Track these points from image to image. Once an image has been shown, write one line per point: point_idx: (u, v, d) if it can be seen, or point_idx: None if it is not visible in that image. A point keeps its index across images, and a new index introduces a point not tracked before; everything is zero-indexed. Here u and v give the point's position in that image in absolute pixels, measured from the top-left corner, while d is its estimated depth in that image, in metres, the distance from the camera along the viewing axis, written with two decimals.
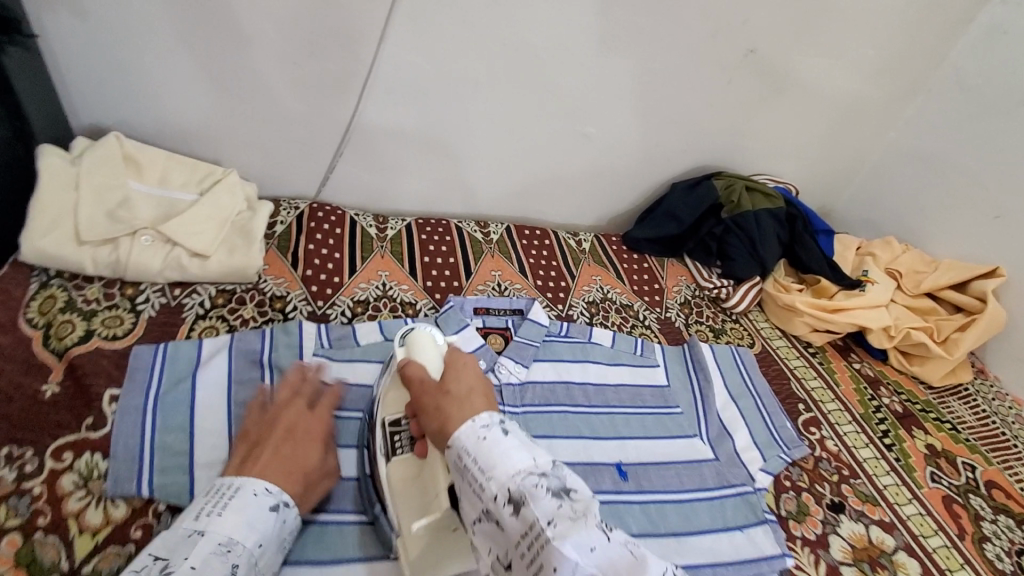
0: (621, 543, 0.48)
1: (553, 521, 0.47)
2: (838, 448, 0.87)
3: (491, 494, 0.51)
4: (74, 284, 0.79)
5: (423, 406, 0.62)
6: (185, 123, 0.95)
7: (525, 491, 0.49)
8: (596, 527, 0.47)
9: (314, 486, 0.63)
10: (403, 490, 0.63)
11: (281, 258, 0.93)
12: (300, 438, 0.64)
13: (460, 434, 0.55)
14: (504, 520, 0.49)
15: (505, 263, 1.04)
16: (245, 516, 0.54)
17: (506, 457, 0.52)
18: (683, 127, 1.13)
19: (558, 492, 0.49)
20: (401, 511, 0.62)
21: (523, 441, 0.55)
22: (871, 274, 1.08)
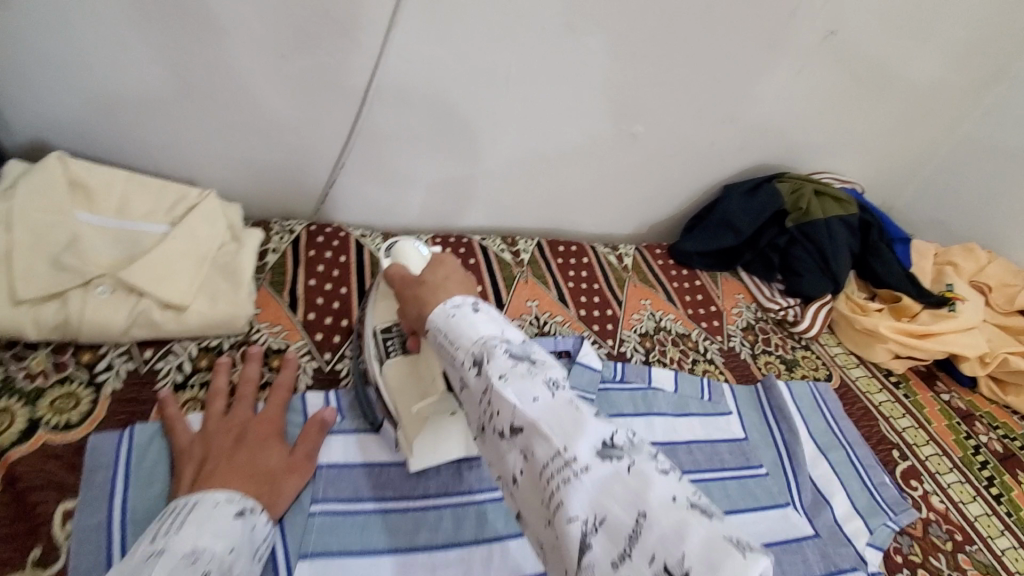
0: (568, 400, 0.44)
1: (505, 379, 0.45)
2: (945, 506, 0.74)
3: (460, 360, 0.49)
4: (12, 354, 0.61)
5: (404, 297, 0.62)
6: (148, 135, 0.77)
7: (485, 349, 0.48)
8: (544, 383, 0.45)
9: (284, 486, 0.57)
10: (399, 384, 0.64)
11: (276, 300, 0.76)
12: (253, 440, 0.58)
13: (433, 315, 0.54)
14: (468, 382, 0.48)
15: (541, 290, 0.89)
16: (209, 526, 0.48)
17: (472, 327, 0.50)
18: (740, 122, 0.98)
19: (518, 357, 0.47)
20: (400, 400, 0.63)
21: (497, 319, 0.53)
22: (958, 288, 0.95)
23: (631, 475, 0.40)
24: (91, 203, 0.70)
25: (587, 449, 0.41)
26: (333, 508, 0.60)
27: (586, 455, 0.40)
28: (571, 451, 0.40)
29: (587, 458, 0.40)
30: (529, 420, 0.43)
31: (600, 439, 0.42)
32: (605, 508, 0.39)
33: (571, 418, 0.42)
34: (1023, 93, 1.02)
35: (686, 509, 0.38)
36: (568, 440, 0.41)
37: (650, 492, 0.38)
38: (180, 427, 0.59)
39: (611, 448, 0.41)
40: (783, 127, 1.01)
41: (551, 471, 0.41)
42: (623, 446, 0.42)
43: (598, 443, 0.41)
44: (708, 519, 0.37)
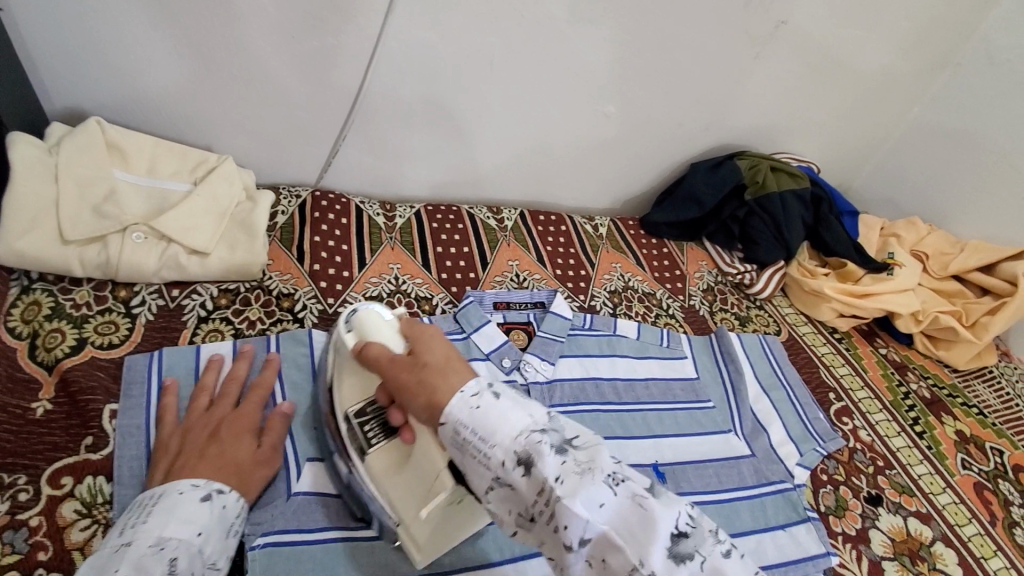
0: (630, 495, 0.43)
1: (562, 479, 0.43)
2: (871, 439, 0.85)
3: (498, 462, 0.45)
4: (60, 288, 0.72)
5: (397, 382, 0.53)
6: (172, 106, 0.87)
7: (531, 448, 0.45)
8: (605, 481, 0.43)
9: (252, 477, 0.57)
10: (391, 480, 0.58)
11: (285, 253, 0.86)
12: (223, 436, 0.59)
13: (450, 408, 0.48)
14: (514, 484, 0.45)
15: (522, 252, 0.99)
16: (175, 512, 0.50)
17: (502, 420, 0.46)
18: (703, 104, 1.08)
19: (564, 450, 0.45)
20: (400, 501, 0.57)
21: (518, 398, 0.49)
22: (898, 256, 1.06)
23: (700, 569, 0.41)
24: (125, 163, 0.80)
25: (661, 557, 0.41)
26: None
27: (660, 562, 0.41)
28: (646, 563, 0.41)
29: (661, 564, 0.41)
30: (600, 531, 0.42)
31: (667, 532, 0.42)
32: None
33: (639, 520, 0.42)
34: (962, 83, 1.12)
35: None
36: (643, 549, 0.41)
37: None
38: (167, 417, 0.61)
39: (678, 541, 0.42)
40: (744, 110, 1.11)
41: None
42: (687, 533, 0.43)
43: (668, 542, 0.42)
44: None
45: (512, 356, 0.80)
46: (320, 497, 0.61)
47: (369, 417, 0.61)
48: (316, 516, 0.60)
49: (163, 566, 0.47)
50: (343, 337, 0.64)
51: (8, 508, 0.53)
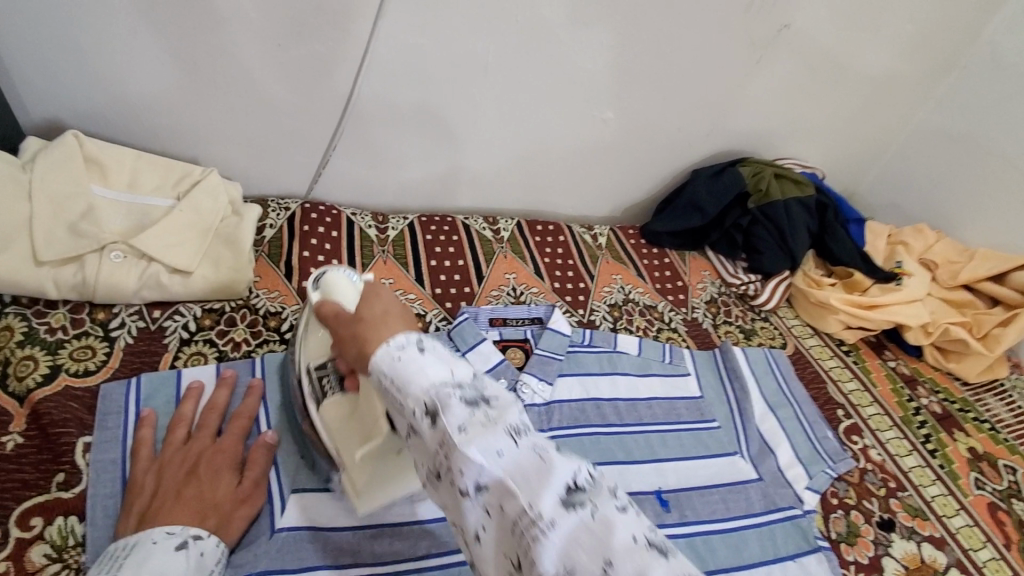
0: (530, 446, 0.39)
1: (463, 431, 0.39)
2: (882, 458, 0.82)
3: (408, 409, 0.42)
4: (34, 311, 0.68)
5: (339, 333, 0.52)
6: (154, 118, 0.83)
7: (437, 397, 0.41)
8: (504, 430, 0.40)
9: (233, 517, 0.55)
10: (339, 430, 0.59)
11: (272, 269, 0.83)
12: (202, 475, 0.56)
13: (374, 357, 0.45)
14: (421, 430, 0.42)
15: (518, 264, 0.96)
16: (148, 565, 0.47)
17: (416, 368, 0.43)
18: (704, 110, 1.05)
19: (472, 397, 0.42)
20: (343, 449, 0.58)
21: (443, 351, 0.46)
22: (906, 265, 1.03)
23: (597, 522, 0.36)
24: (104, 178, 0.77)
25: (554, 504, 0.36)
26: None
27: (552, 508, 0.36)
28: (536, 506, 0.36)
29: (553, 511, 0.36)
30: (494, 477, 0.38)
31: (564, 485, 0.38)
32: (574, 559, 0.35)
33: (535, 469, 0.38)
34: (971, 85, 1.09)
35: (648, 552, 0.35)
36: (533, 494, 0.37)
37: (614, 538, 0.35)
38: (142, 451, 0.58)
39: (575, 493, 0.37)
40: (746, 115, 1.08)
41: (517, 529, 0.37)
42: (586, 488, 0.38)
43: (562, 493, 0.37)
44: (667, 559, 0.35)
45: (509, 376, 0.77)
46: (305, 534, 0.58)
47: (329, 374, 0.61)
48: (302, 554, 0.57)
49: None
50: (310, 295, 0.64)
51: None
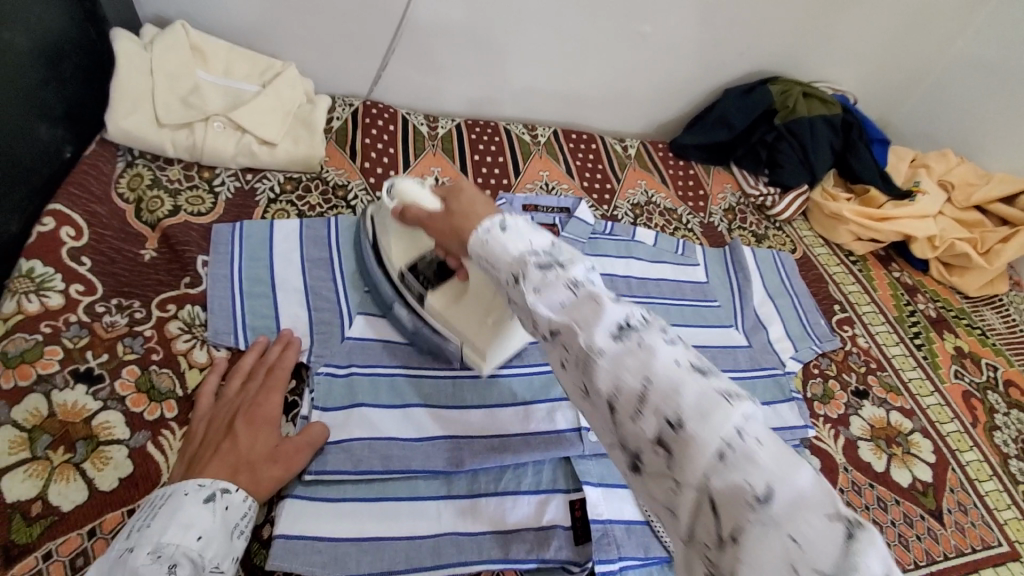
0: (589, 293, 0.45)
1: (536, 291, 0.46)
2: (868, 345, 0.91)
3: (500, 278, 0.49)
4: (157, 165, 0.85)
5: (437, 232, 0.60)
6: (244, 17, 0.97)
7: (518, 264, 0.48)
8: (566, 286, 0.45)
9: (262, 472, 0.57)
10: (451, 311, 0.70)
11: (340, 151, 0.97)
12: (243, 428, 0.59)
13: (472, 242, 0.52)
14: (512, 295, 0.49)
15: (552, 163, 1.07)
16: (176, 517, 0.51)
17: (498, 242, 0.50)
18: (738, 27, 1.10)
19: (548, 265, 0.47)
20: (462, 327, 0.69)
21: (525, 228, 0.51)
22: (924, 184, 1.07)
23: (643, 350, 0.41)
24: (205, 63, 0.91)
25: (604, 337, 0.42)
26: None
27: (602, 340, 0.42)
28: (588, 341, 0.42)
29: (603, 342, 0.42)
30: (559, 324, 0.44)
31: (616, 323, 0.43)
32: (623, 380, 0.41)
33: (590, 310, 0.43)
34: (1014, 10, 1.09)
35: (688, 372, 0.40)
36: (589, 331, 0.43)
37: (660, 363, 0.40)
38: (210, 380, 0.65)
39: (627, 329, 0.43)
40: (780, 32, 1.12)
41: (578, 361, 0.43)
42: (638, 326, 0.43)
43: (613, 328, 0.43)
44: (707, 379, 0.40)
45: None
46: (368, 343, 0.72)
47: (421, 269, 0.72)
48: (364, 356, 0.71)
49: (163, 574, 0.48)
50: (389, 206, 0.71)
51: (129, 322, 0.68)
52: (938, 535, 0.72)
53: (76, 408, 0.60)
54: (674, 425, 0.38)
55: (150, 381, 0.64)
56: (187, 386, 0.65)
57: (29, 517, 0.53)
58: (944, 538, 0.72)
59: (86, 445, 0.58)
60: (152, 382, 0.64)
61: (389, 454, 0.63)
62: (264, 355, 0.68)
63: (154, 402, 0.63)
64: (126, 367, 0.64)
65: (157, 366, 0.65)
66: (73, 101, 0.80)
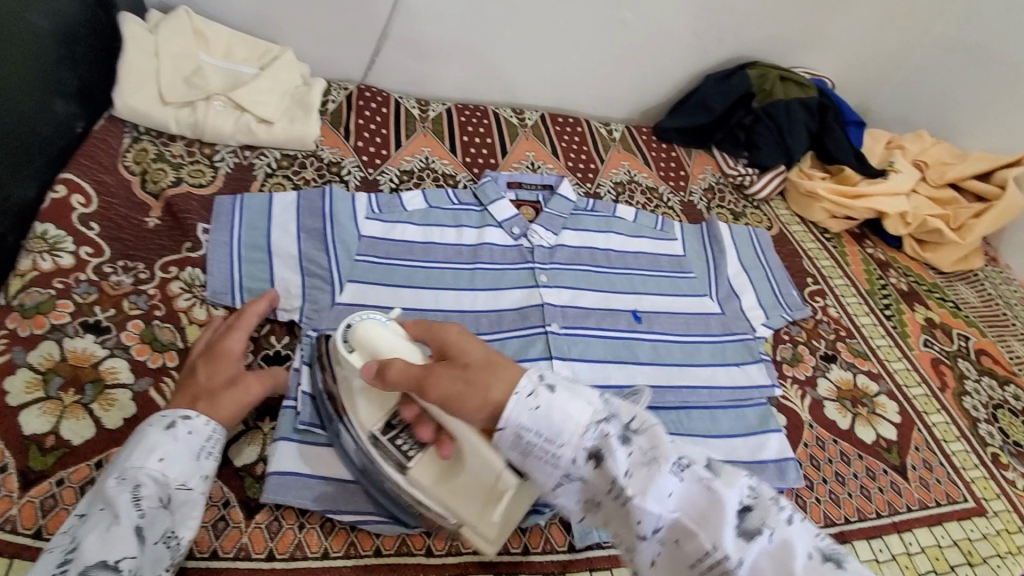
0: (697, 478, 0.44)
1: (629, 474, 0.44)
2: (839, 314, 0.94)
3: (568, 459, 0.45)
4: (161, 141, 0.90)
5: (439, 398, 0.49)
6: (244, 5, 1.01)
7: (600, 443, 0.45)
8: (670, 470, 0.44)
9: (220, 397, 0.61)
10: (446, 491, 0.56)
11: (334, 132, 1.01)
12: (204, 367, 0.64)
13: (507, 414, 0.47)
14: (586, 476, 0.46)
15: (538, 145, 1.11)
16: (139, 446, 0.54)
17: (566, 415, 0.46)
18: (718, 14, 1.14)
19: (626, 438, 0.45)
20: (462, 509, 0.55)
21: (573, 387, 0.48)
22: (898, 163, 1.11)
23: (776, 546, 0.42)
24: (207, 46, 0.96)
25: (733, 540, 0.42)
26: (373, 258, 0.83)
27: (730, 544, 0.42)
28: (718, 545, 0.42)
29: (734, 547, 0.42)
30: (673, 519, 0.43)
31: (736, 512, 0.43)
32: None
33: (705, 500, 0.43)
34: None
35: (823, 565, 0.41)
36: (712, 531, 0.42)
37: (798, 560, 0.41)
38: (211, 322, 0.71)
39: (747, 518, 0.43)
40: (760, 19, 1.17)
41: (703, 565, 0.42)
42: (753, 508, 0.43)
43: (736, 521, 0.42)
44: (845, 569, 0.41)
45: (520, 226, 0.91)
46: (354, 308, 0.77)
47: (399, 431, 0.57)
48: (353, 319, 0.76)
49: (129, 492, 0.51)
50: (351, 360, 0.58)
51: (134, 281, 0.73)
52: (901, 489, 0.74)
53: (85, 353, 0.65)
54: None
55: (153, 333, 0.69)
56: (187, 339, 0.70)
57: (43, 448, 0.58)
58: (908, 491, 0.74)
59: (94, 389, 0.63)
60: (155, 334, 0.69)
61: None
62: (244, 306, 0.72)
63: (156, 351, 0.68)
64: (131, 321, 0.69)
65: (159, 321, 0.70)
66: (84, 80, 0.85)
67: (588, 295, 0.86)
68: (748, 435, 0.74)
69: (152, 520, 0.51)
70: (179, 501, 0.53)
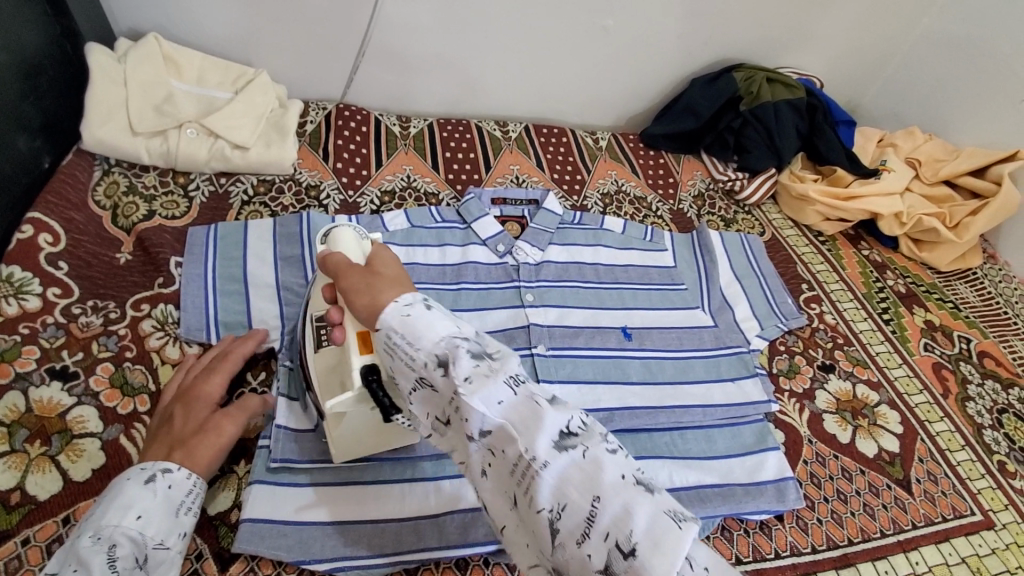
0: (530, 394, 0.45)
1: (468, 380, 0.44)
2: (836, 321, 0.92)
3: (419, 362, 0.46)
4: (132, 172, 0.87)
5: (345, 284, 0.56)
6: (218, 29, 0.99)
7: (448, 350, 0.46)
8: (506, 381, 0.45)
9: (195, 447, 0.58)
10: (325, 378, 0.62)
11: (313, 153, 0.99)
12: (177, 411, 0.61)
13: (384, 316, 0.49)
14: (434, 383, 0.46)
15: (522, 158, 1.09)
16: (116, 501, 0.52)
17: (426, 324, 0.47)
18: (701, 18, 1.12)
19: (478, 353, 0.46)
20: (324, 396, 0.61)
21: (448, 312, 0.50)
22: (890, 162, 1.09)
23: (588, 461, 0.42)
24: (179, 73, 0.94)
25: (546, 446, 0.42)
26: None
27: (544, 451, 0.42)
28: (531, 450, 0.42)
29: (547, 454, 0.42)
30: (496, 423, 0.43)
31: (558, 430, 0.43)
32: (567, 497, 0.41)
33: (531, 413, 0.43)
34: None
35: (632, 486, 0.41)
36: (530, 438, 0.42)
37: (606, 478, 0.41)
38: (184, 362, 0.68)
39: (568, 437, 0.43)
40: (744, 21, 1.14)
41: (518, 470, 0.43)
42: (577, 433, 0.44)
43: (556, 436, 0.43)
44: (652, 495, 0.41)
45: (506, 243, 0.89)
46: None
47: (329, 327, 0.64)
48: None
49: (103, 553, 0.49)
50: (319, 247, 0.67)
51: (103, 322, 0.70)
52: (906, 505, 0.71)
53: (51, 403, 0.63)
54: (624, 549, 0.38)
55: (123, 377, 0.67)
56: (159, 381, 0.68)
57: (8, 506, 0.56)
58: (912, 507, 0.71)
59: (61, 439, 0.61)
60: (126, 378, 0.67)
61: None
62: (228, 345, 0.70)
63: (127, 396, 0.65)
64: (100, 365, 0.67)
65: (130, 363, 0.68)
66: (50, 114, 0.83)
67: (576, 313, 0.83)
68: (745, 455, 0.72)
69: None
70: (156, 560, 0.51)
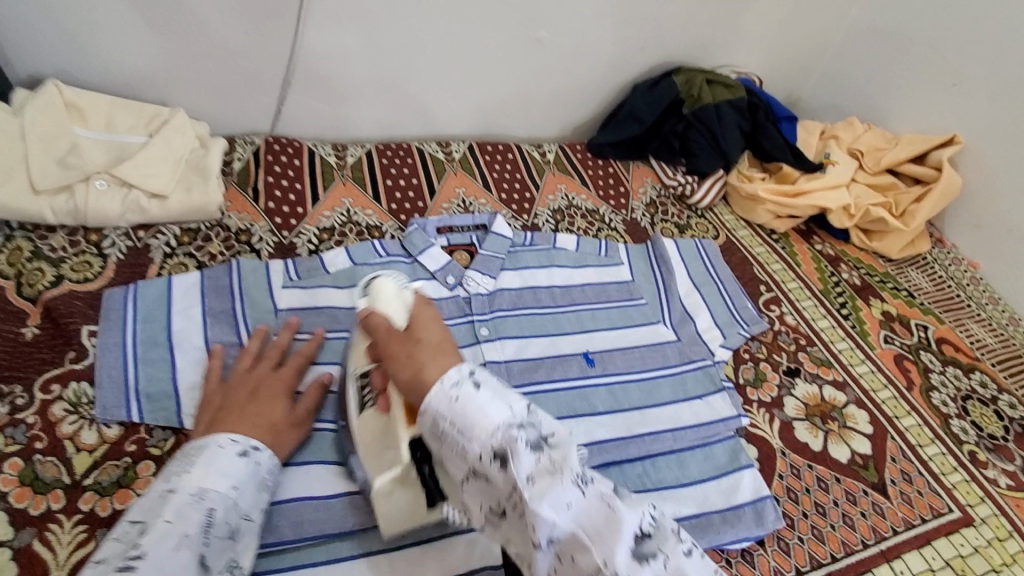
0: (598, 494, 0.45)
1: (532, 479, 0.45)
2: (796, 321, 0.91)
3: (474, 455, 0.47)
4: (38, 235, 0.80)
5: (388, 354, 0.55)
6: (127, 71, 0.92)
7: (506, 443, 0.46)
8: (572, 482, 0.45)
9: (286, 436, 0.62)
10: (371, 449, 0.58)
11: (242, 195, 0.92)
12: (261, 396, 0.63)
13: (430, 398, 0.50)
14: (491, 476, 0.47)
15: (468, 180, 1.05)
16: (216, 466, 0.53)
17: (479, 412, 0.48)
18: (636, 24, 1.11)
19: (537, 445, 0.47)
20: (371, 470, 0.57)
21: (498, 389, 0.50)
22: (833, 156, 1.10)
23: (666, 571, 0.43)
24: (84, 120, 0.86)
25: (625, 556, 0.43)
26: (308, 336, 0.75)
27: (624, 561, 0.43)
28: (611, 562, 0.43)
29: (626, 564, 0.43)
30: (567, 529, 0.44)
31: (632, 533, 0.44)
32: None
33: (604, 520, 0.44)
34: None
35: None
36: (607, 548, 0.43)
37: None
38: (214, 374, 0.66)
39: (642, 541, 0.44)
40: (678, 24, 1.13)
41: None
42: (651, 535, 0.45)
43: (631, 542, 0.44)
44: None
45: (455, 273, 0.84)
46: None
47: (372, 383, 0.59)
48: None
49: (202, 515, 0.49)
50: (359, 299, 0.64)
51: (9, 410, 0.63)
52: (884, 510, 0.70)
53: None
54: None
55: (34, 472, 0.59)
56: (75, 472, 0.61)
57: None
58: (890, 511, 0.70)
59: None
60: (37, 473, 0.60)
61: (300, 519, 0.61)
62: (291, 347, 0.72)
63: (40, 494, 0.58)
64: (7, 461, 0.59)
65: (41, 454, 0.61)
66: None
67: (533, 344, 0.79)
68: (720, 477, 0.69)
69: (216, 551, 0.50)
70: (240, 532, 0.52)
